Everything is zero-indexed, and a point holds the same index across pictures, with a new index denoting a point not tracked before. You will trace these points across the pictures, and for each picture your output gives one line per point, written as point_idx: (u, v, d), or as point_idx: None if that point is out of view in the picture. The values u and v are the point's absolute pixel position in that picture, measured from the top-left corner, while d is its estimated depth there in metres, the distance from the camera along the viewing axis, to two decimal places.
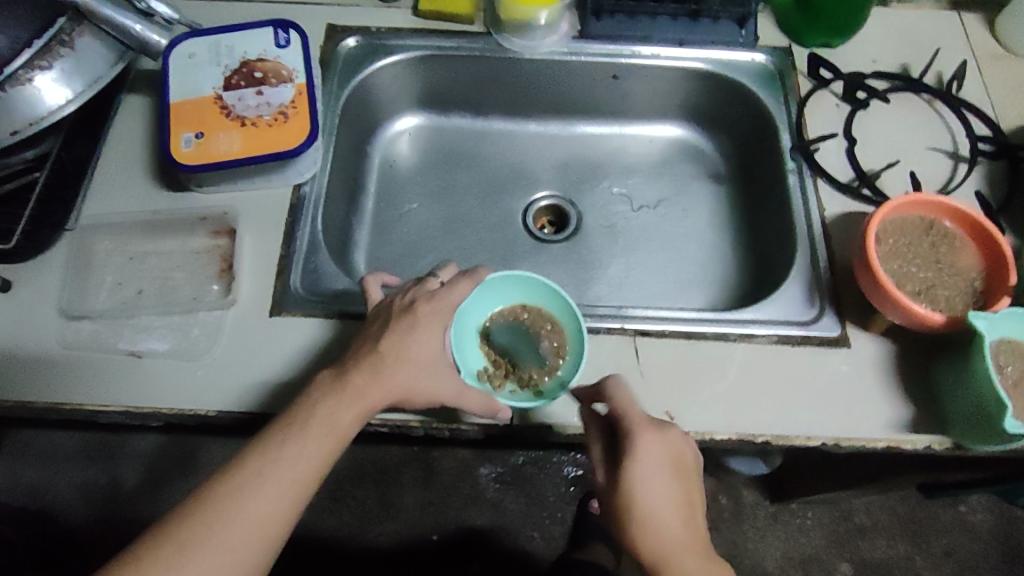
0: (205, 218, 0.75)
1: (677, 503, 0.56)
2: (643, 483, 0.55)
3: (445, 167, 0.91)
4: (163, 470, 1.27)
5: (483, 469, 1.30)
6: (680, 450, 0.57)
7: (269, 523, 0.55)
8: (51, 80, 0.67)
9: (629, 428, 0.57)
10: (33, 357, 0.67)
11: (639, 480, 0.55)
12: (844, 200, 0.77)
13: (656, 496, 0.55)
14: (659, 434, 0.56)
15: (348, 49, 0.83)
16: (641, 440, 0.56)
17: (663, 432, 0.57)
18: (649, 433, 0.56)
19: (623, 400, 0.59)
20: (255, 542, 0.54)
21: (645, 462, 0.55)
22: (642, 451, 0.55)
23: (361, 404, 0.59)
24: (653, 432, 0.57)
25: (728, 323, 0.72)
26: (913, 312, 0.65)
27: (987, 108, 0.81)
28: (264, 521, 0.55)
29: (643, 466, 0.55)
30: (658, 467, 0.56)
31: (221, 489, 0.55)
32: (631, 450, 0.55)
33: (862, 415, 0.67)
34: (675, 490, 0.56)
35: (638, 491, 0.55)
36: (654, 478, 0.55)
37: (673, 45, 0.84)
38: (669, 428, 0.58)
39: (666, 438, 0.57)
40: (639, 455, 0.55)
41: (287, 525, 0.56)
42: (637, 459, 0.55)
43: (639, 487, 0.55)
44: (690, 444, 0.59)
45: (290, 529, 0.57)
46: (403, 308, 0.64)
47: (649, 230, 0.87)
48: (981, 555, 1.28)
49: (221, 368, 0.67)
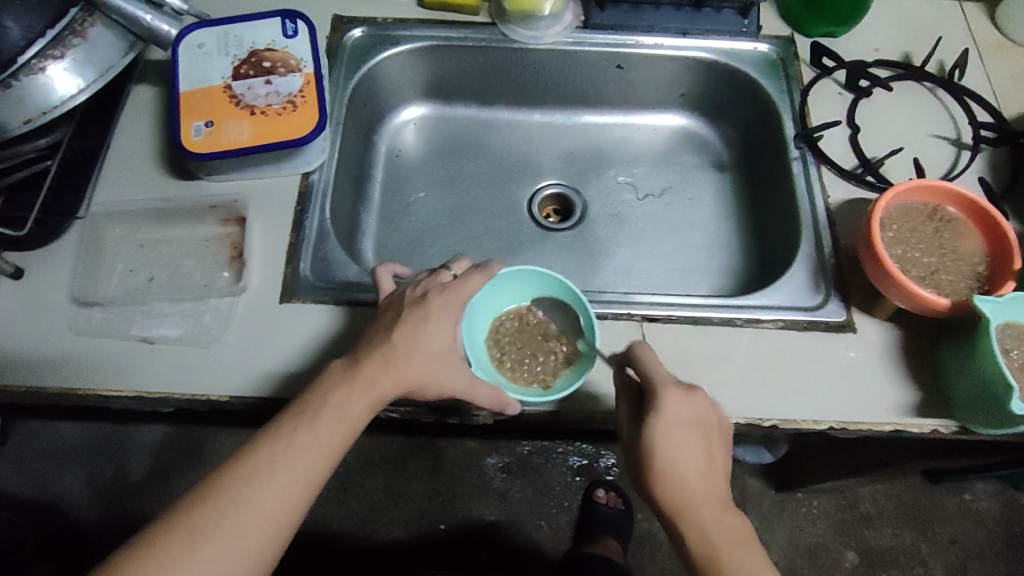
0: (215, 206, 0.76)
1: (701, 461, 0.56)
2: (667, 438, 0.56)
3: (451, 157, 0.92)
4: (170, 461, 1.28)
5: (489, 459, 1.31)
6: (708, 410, 0.57)
7: (281, 511, 0.56)
8: (64, 70, 0.68)
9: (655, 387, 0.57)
10: (46, 343, 0.68)
11: (663, 436, 0.56)
12: (848, 186, 0.77)
13: (679, 453, 0.56)
14: (686, 394, 0.57)
15: (355, 40, 0.84)
16: (666, 398, 0.57)
17: (690, 392, 0.57)
18: (674, 396, 0.57)
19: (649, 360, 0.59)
20: (269, 522, 0.55)
21: (670, 419, 0.56)
22: (666, 412, 0.56)
23: (372, 396, 0.59)
24: (680, 391, 0.57)
25: (733, 308, 0.73)
26: (918, 296, 0.65)
27: (989, 95, 0.82)
28: (278, 502, 0.56)
29: (667, 423, 0.56)
30: (682, 426, 0.56)
31: (235, 469, 0.56)
32: (656, 407, 0.56)
33: (868, 398, 0.68)
34: (699, 449, 0.56)
35: (662, 446, 0.56)
36: (678, 434, 0.56)
37: (677, 35, 0.84)
38: (698, 391, 0.58)
39: (693, 398, 0.57)
40: (664, 411, 0.56)
41: (301, 505, 0.57)
42: (662, 414, 0.56)
43: (662, 443, 0.56)
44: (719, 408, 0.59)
45: (303, 509, 0.57)
46: (414, 300, 0.64)
47: (654, 218, 0.88)
48: (987, 542, 1.28)
49: (232, 353, 0.68)
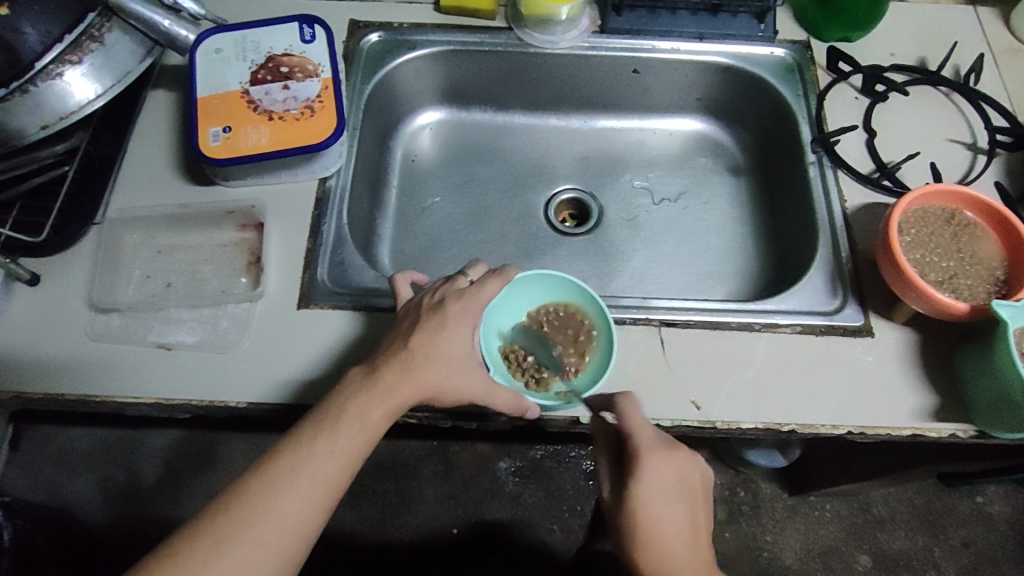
0: (233, 211, 0.75)
1: (682, 525, 0.58)
2: (649, 504, 0.57)
3: (466, 162, 0.92)
4: (181, 465, 1.28)
5: (501, 462, 1.31)
6: (689, 474, 0.58)
7: (306, 517, 0.56)
8: (81, 75, 0.67)
9: (637, 451, 0.58)
10: (64, 350, 0.68)
11: (646, 502, 0.57)
12: (865, 191, 0.77)
13: (668, 516, 0.57)
14: (669, 458, 0.58)
15: (371, 44, 0.84)
16: (652, 463, 0.57)
17: (673, 456, 0.58)
18: (657, 459, 0.57)
19: (634, 420, 0.59)
20: (291, 532, 0.55)
21: (650, 484, 0.57)
22: (651, 475, 0.57)
23: (393, 401, 0.59)
24: (663, 454, 0.58)
25: (753, 313, 0.73)
26: (937, 301, 0.65)
27: (1004, 100, 0.82)
28: (301, 511, 0.56)
29: (656, 482, 0.57)
30: (662, 491, 0.57)
31: (257, 479, 0.56)
32: (638, 472, 0.57)
33: (887, 403, 0.68)
34: (681, 513, 0.58)
35: (643, 512, 0.57)
36: (661, 500, 0.57)
37: (693, 40, 0.84)
38: (679, 451, 0.59)
39: (673, 462, 0.58)
40: (644, 477, 0.57)
41: (323, 515, 0.57)
42: (648, 480, 0.57)
43: (643, 511, 0.57)
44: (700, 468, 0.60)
45: (325, 518, 0.57)
46: (434, 307, 0.64)
47: (670, 223, 0.88)
48: (999, 545, 1.28)
49: (251, 359, 0.68)
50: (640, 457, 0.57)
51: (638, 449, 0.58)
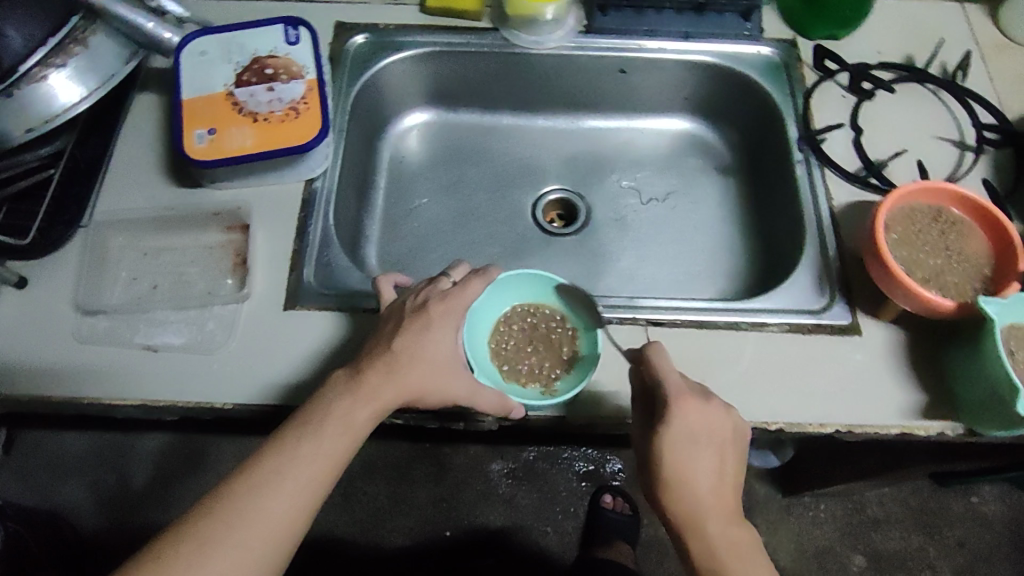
0: (219, 213, 0.76)
1: (711, 472, 0.57)
2: (677, 449, 0.56)
3: (455, 163, 0.92)
4: (173, 469, 1.28)
5: (494, 464, 1.31)
6: (721, 422, 0.57)
7: (290, 520, 0.56)
8: (65, 78, 0.67)
9: (667, 397, 0.57)
10: (51, 352, 0.68)
11: (673, 447, 0.56)
12: (851, 188, 0.77)
13: (695, 462, 0.56)
14: (699, 406, 0.57)
15: (357, 46, 0.84)
16: (680, 409, 0.56)
17: (704, 403, 0.57)
18: (688, 404, 0.57)
19: (665, 369, 0.59)
20: (275, 536, 0.55)
21: (680, 431, 0.56)
22: (679, 419, 0.56)
23: (376, 405, 0.59)
24: (695, 400, 0.57)
25: (738, 312, 0.72)
26: (923, 299, 0.65)
27: (992, 97, 0.82)
28: (286, 514, 0.56)
29: (684, 428, 0.56)
30: (692, 438, 0.56)
31: (241, 484, 0.56)
32: (669, 417, 0.56)
33: (876, 401, 0.68)
34: (710, 461, 0.57)
35: (671, 458, 0.56)
36: (689, 445, 0.56)
37: (679, 38, 0.84)
38: (711, 401, 0.58)
39: (704, 408, 0.57)
40: (674, 422, 0.56)
41: (307, 518, 0.57)
42: (676, 425, 0.56)
43: (671, 455, 0.56)
44: (734, 419, 0.59)
45: (311, 521, 0.57)
46: (415, 309, 0.63)
47: (658, 222, 0.88)
48: (994, 544, 1.28)
49: (236, 361, 0.68)
50: (670, 403, 0.57)
51: (671, 393, 0.57)
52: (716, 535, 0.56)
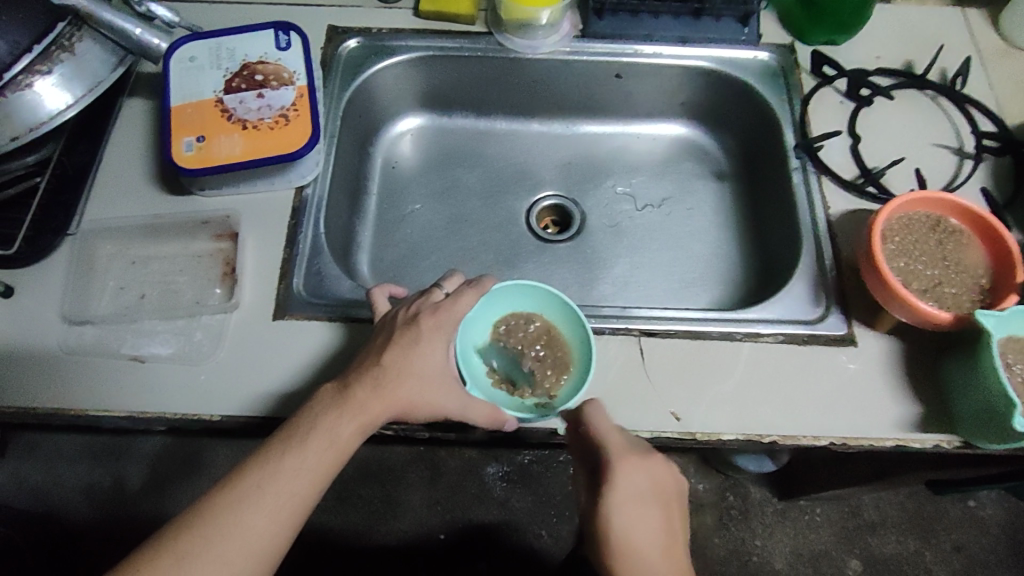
0: (207, 221, 0.75)
1: (659, 533, 0.55)
2: (623, 513, 0.54)
3: (447, 167, 0.91)
4: (167, 472, 1.27)
5: (489, 468, 1.30)
6: (664, 479, 0.56)
7: (272, 535, 0.55)
8: (51, 86, 0.67)
9: (607, 456, 0.56)
10: (36, 362, 0.67)
11: (620, 509, 0.54)
12: (849, 197, 0.76)
13: (643, 527, 0.54)
14: (641, 461, 0.56)
15: (350, 50, 0.83)
16: (623, 471, 0.55)
17: (646, 460, 0.56)
18: (628, 461, 0.55)
19: (600, 427, 0.58)
20: (252, 552, 0.54)
21: (625, 491, 0.55)
22: (623, 479, 0.55)
23: (363, 419, 0.58)
24: (635, 458, 0.56)
25: (734, 322, 0.72)
26: (919, 310, 0.64)
27: (992, 104, 0.81)
28: (267, 531, 0.55)
29: (626, 490, 0.55)
30: (637, 498, 0.55)
31: (219, 501, 0.55)
32: (611, 479, 0.55)
33: (872, 413, 0.67)
34: (657, 522, 0.55)
35: (620, 520, 0.54)
36: (635, 504, 0.55)
37: (675, 43, 0.83)
38: (652, 458, 0.57)
39: (647, 465, 0.56)
40: (620, 482, 0.55)
41: (287, 537, 0.56)
42: (620, 488, 0.55)
43: (620, 517, 0.54)
44: (673, 476, 0.58)
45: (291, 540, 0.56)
46: (406, 322, 0.62)
47: (653, 229, 0.87)
48: (991, 549, 1.27)
49: (224, 371, 0.67)
50: (613, 466, 0.55)
51: (609, 453, 0.56)
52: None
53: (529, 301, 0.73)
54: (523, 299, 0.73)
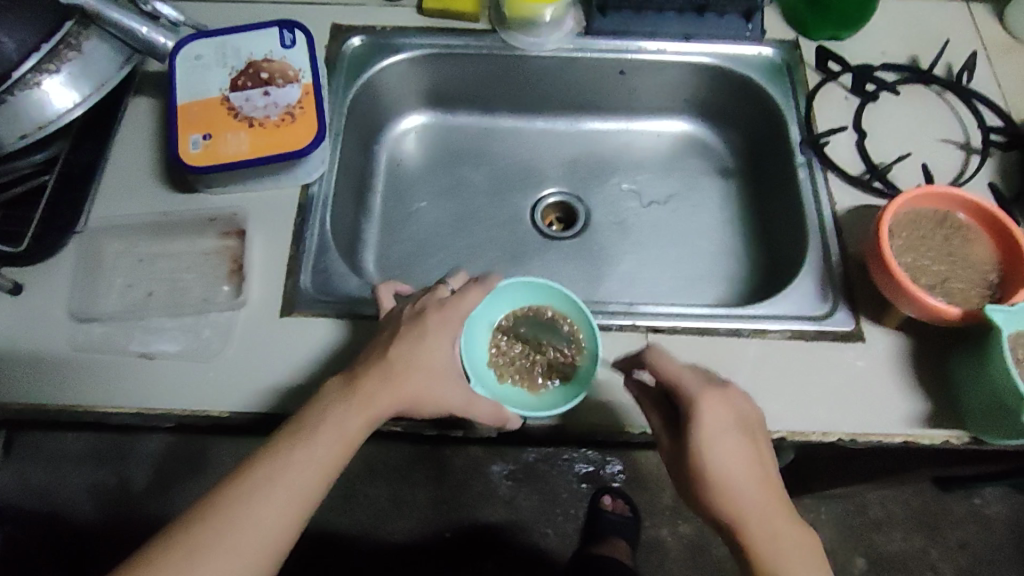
0: (214, 218, 0.75)
1: (751, 465, 0.55)
2: (711, 448, 0.54)
3: (452, 164, 0.91)
4: (172, 470, 1.28)
5: (494, 466, 1.30)
6: (747, 412, 0.56)
7: (280, 531, 0.55)
8: (60, 84, 0.67)
9: (687, 391, 0.56)
10: (44, 360, 0.67)
11: (708, 444, 0.55)
12: (856, 192, 0.76)
13: (733, 459, 0.55)
14: (722, 395, 0.56)
15: (354, 48, 0.83)
16: (707, 406, 0.55)
17: (725, 393, 0.56)
18: (710, 396, 0.55)
19: (671, 367, 0.57)
20: (260, 547, 0.54)
21: (710, 426, 0.55)
22: (706, 413, 0.55)
23: (369, 412, 0.58)
24: (716, 392, 0.56)
25: (740, 318, 0.71)
26: (927, 305, 0.64)
27: (998, 99, 0.81)
28: (273, 527, 0.54)
29: (711, 423, 0.55)
30: (726, 429, 0.55)
31: (227, 496, 0.55)
32: (696, 415, 0.55)
33: (880, 409, 0.67)
34: (747, 453, 0.55)
35: (708, 455, 0.54)
36: (723, 438, 0.55)
37: (679, 40, 0.83)
38: (732, 390, 0.57)
39: (727, 398, 0.56)
40: (705, 417, 0.55)
41: (295, 533, 0.56)
42: (705, 422, 0.55)
43: (708, 452, 0.54)
44: (755, 404, 0.58)
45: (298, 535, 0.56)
46: (413, 316, 0.63)
47: (659, 225, 0.87)
48: (997, 546, 1.27)
49: (232, 368, 0.67)
50: (696, 402, 0.55)
51: (690, 391, 0.56)
52: (776, 530, 0.54)
53: (554, 301, 0.71)
54: (549, 299, 0.71)
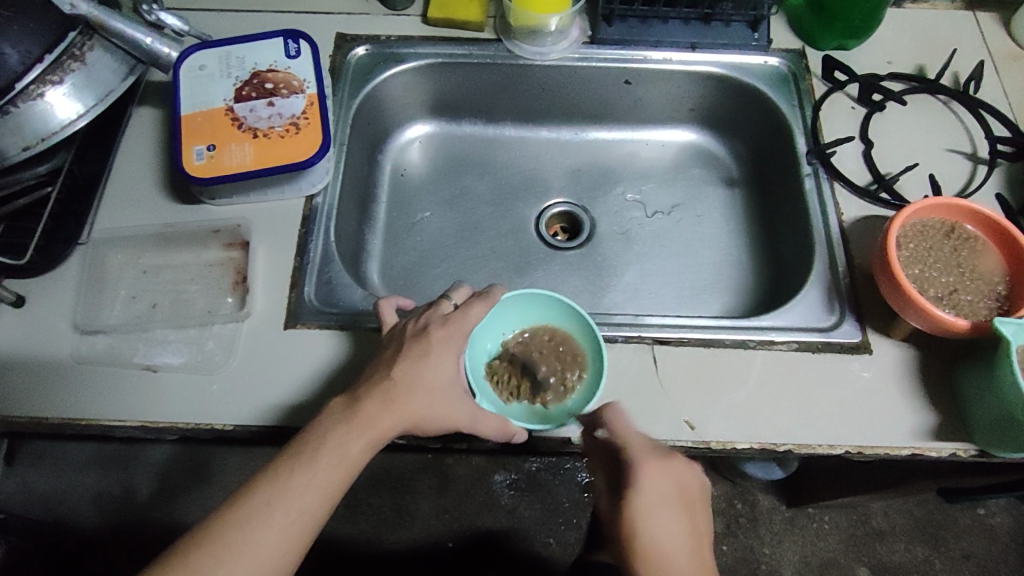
0: (218, 231, 0.75)
1: (681, 535, 0.54)
2: (643, 516, 0.53)
3: (456, 174, 0.91)
4: (176, 481, 1.28)
5: (497, 476, 1.30)
6: (687, 482, 0.55)
7: (278, 557, 0.54)
8: (63, 95, 0.66)
9: (631, 460, 0.55)
10: (48, 372, 0.67)
11: (642, 515, 0.53)
12: (862, 203, 0.76)
13: (666, 530, 0.53)
14: (665, 465, 0.55)
15: (359, 58, 0.83)
16: (645, 476, 0.54)
17: (669, 463, 0.55)
18: (652, 466, 0.54)
19: (625, 430, 0.57)
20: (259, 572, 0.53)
21: (648, 495, 0.53)
22: (646, 482, 0.54)
23: (373, 434, 0.57)
24: (657, 460, 0.55)
25: (747, 330, 0.71)
26: (935, 318, 0.63)
27: (1005, 109, 0.80)
28: (272, 552, 0.54)
29: (648, 492, 0.53)
30: (661, 500, 0.54)
31: (226, 521, 0.54)
32: (636, 483, 0.54)
33: (887, 422, 0.66)
34: (679, 522, 0.54)
35: (641, 524, 0.53)
36: (658, 508, 0.53)
37: (685, 49, 0.83)
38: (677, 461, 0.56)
39: (670, 468, 0.55)
40: (644, 487, 0.53)
41: (294, 559, 0.55)
42: (643, 491, 0.53)
43: (641, 522, 0.53)
44: (697, 476, 0.57)
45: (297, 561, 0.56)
46: (416, 333, 0.62)
47: (663, 236, 0.87)
48: (1001, 557, 1.26)
49: (236, 381, 0.67)
50: (635, 470, 0.54)
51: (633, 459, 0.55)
52: None
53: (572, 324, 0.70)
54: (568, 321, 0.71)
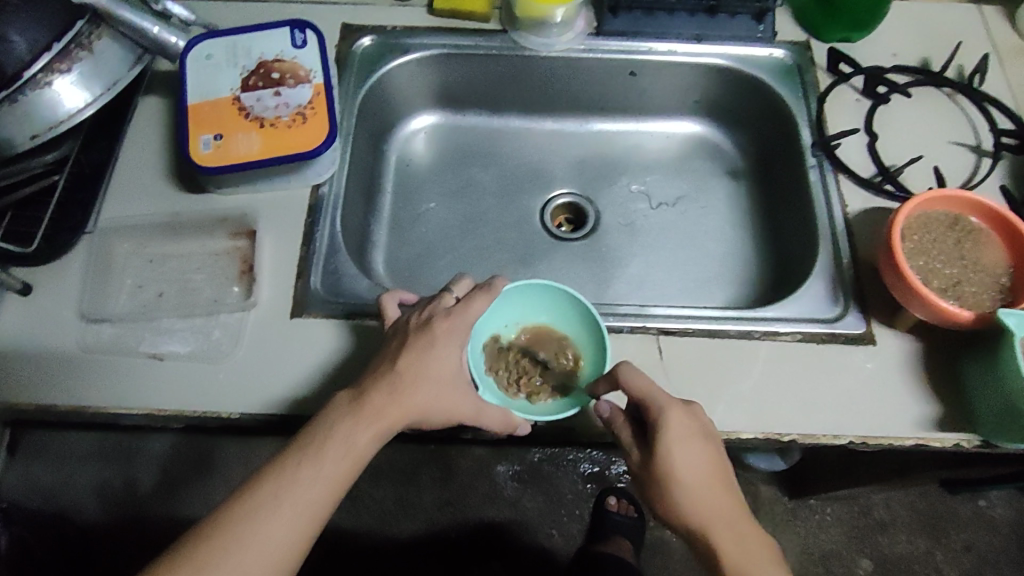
0: (225, 219, 0.75)
1: (712, 472, 0.57)
2: (676, 457, 0.56)
3: (461, 165, 0.91)
4: (179, 473, 1.29)
5: (500, 466, 1.30)
6: (708, 422, 0.58)
7: (286, 548, 0.54)
8: (70, 83, 0.66)
9: (656, 405, 0.57)
10: (56, 360, 0.67)
11: (674, 457, 0.56)
12: (866, 195, 0.76)
13: (699, 467, 0.57)
14: (688, 408, 0.58)
15: (364, 48, 0.83)
16: (673, 420, 0.57)
17: (689, 406, 0.58)
18: (677, 409, 0.57)
19: (641, 383, 0.59)
20: (268, 564, 0.54)
21: (677, 437, 0.56)
22: (674, 425, 0.57)
23: (380, 425, 0.57)
24: (681, 406, 0.58)
25: (752, 321, 0.71)
26: (939, 309, 0.64)
27: (1009, 101, 0.80)
28: (280, 544, 0.54)
29: (676, 435, 0.56)
30: (691, 442, 0.57)
31: (236, 511, 0.55)
32: (664, 427, 0.56)
33: (891, 412, 0.67)
34: (709, 461, 0.57)
35: (676, 465, 0.56)
36: (689, 448, 0.57)
37: (690, 41, 0.83)
38: (696, 404, 0.59)
39: (691, 410, 0.58)
40: (672, 430, 0.57)
41: (302, 551, 0.56)
42: (672, 435, 0.57)
43: (675, 462, 0.56)
44: (713, 416, 0.60)
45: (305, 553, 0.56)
46: (420, 325, 0.62)
47: (668, 227, 0.87)
48: (1002, 549, 1.27)
49: (243, 370, 0.67)
50: (662, 415, 0.57)
51: (658, 404, 0.57)
52: (734, 531, 0.57)
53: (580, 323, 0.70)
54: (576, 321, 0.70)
